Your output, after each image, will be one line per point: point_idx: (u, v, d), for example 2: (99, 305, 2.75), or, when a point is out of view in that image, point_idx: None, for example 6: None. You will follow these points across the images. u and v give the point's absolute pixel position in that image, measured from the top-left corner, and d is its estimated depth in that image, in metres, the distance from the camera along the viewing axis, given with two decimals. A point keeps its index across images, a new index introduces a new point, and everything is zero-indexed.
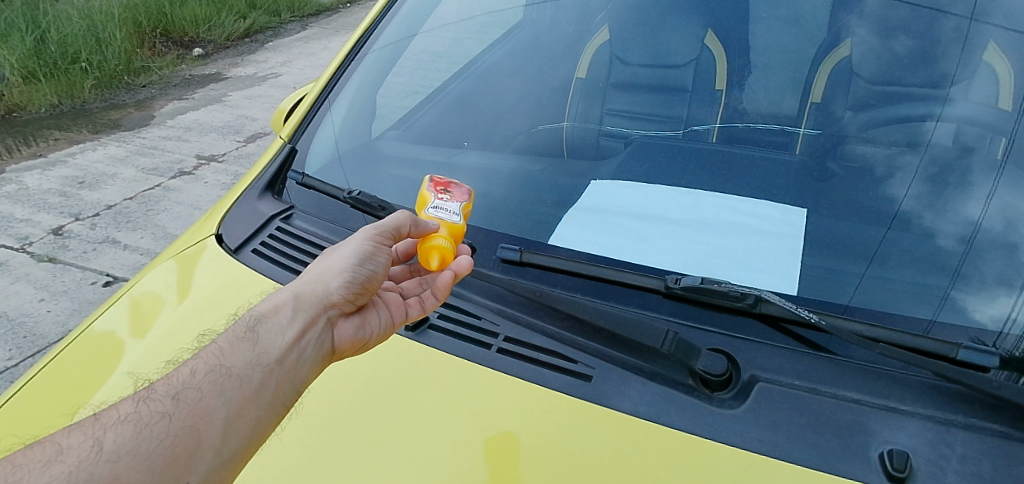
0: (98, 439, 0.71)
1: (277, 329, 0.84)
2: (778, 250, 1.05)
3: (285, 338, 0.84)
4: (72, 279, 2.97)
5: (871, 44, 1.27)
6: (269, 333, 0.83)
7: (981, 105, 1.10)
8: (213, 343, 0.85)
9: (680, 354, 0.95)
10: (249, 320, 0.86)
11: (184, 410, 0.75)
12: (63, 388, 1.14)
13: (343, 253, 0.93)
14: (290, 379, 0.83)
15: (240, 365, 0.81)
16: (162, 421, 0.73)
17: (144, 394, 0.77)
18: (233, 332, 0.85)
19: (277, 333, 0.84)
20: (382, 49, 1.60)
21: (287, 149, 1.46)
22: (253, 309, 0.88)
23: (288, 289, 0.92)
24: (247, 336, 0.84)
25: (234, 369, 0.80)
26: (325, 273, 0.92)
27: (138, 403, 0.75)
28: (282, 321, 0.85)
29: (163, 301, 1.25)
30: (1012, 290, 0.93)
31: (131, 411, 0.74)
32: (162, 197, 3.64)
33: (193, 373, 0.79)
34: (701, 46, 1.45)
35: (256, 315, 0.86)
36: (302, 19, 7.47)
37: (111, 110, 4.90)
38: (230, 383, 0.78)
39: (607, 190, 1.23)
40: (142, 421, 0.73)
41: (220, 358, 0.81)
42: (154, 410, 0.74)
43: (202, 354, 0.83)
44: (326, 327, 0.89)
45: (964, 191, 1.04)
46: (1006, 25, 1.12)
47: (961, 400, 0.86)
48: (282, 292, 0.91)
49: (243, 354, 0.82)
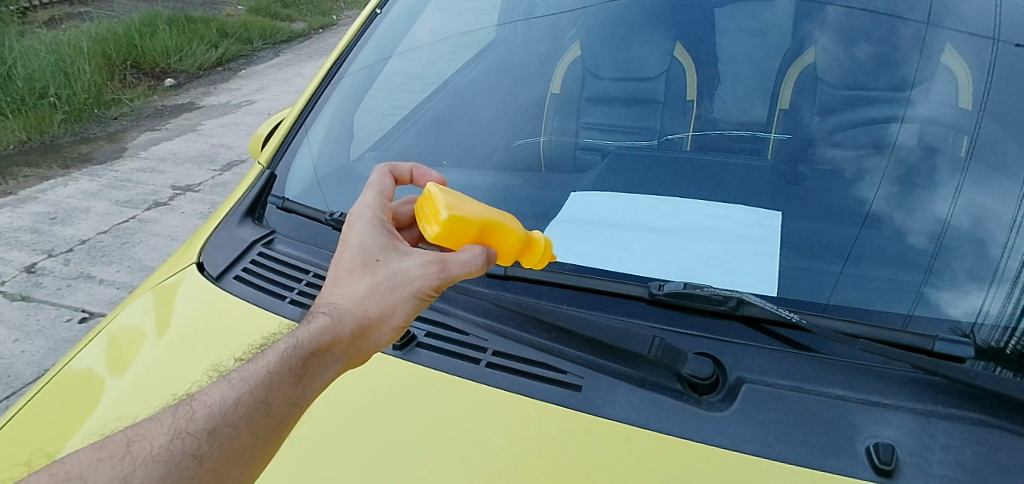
0: (125, 479, 0.69)
1: (321, 366, 0.79)
2: (756, 253, 1.07)
3: (324, 381, 0.79)
4: (46, 318, 2.91)
5: (834, 51, 1.32)
6: (314, 375, 0.78)
7: (941, 105, 1.14)
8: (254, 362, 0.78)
9: (667, 360, 0.96)
10: (298, 350, 0.78)
11: (216, 452, 0.71)
12: (47, 426, 1.12)
13: (405, 303, 0.82)
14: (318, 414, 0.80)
15: (279, 403, 0.75)
16: (192, 462, 0.70)
17: (181, 424, 0.73)
18: (279, 355, 0.78)
19: (319, 375, 0.78)
20: (357, 72, 1.61)
21: (266, 175, 1.45)
22: (304, 329, 0.80)
23: (333, 306, 0.82)
24: (289, 370, 0.77)
25: (274, 408, 0.75)
26: (382, 315, 0.82)
27: (173, 437, 0.72)
28: (328, 363, 0.79)
29: (146, 333, 1.23)
30: (984, 285, 0.96)
31: (164, 447, 0.71)
32: (137, 229, 3.59)
33: (233, 404, 0.74)
34: (671, 58, 1.46)
35: (307, 343, 0.78)
36: (273, 45, 7.44)
37: (81, 144, 4.82)
38: (266, 423, 0.75)
39: (587, 202, 1.25)
40: (172, 461, 0.70)
41: (262, 390, 0.75)
42: (185, 449, 0.71)
43: (247, 377, 0.77)
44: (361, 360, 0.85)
45: (931, 191, 1.08)
46: (961, 28, 1.19)
47: (940, 391, 0.89)
48: (323, 312, 0.81)
49: (284, 389, 0.76)
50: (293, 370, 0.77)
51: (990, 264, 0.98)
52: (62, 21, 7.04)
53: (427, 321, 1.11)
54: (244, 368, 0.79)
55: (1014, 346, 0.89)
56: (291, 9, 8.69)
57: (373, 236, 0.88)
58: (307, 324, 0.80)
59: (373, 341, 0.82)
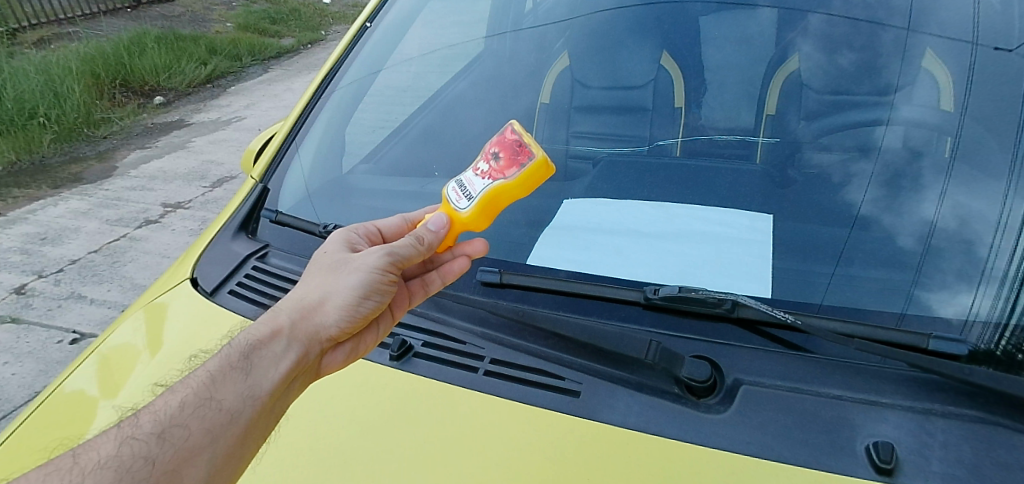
0: None
1: (273, 356, 0.82)
2: (749, 256, 1.09)
3: (277, 370, 0.82)
4: (37, 340, 2.87)
5: (818, 58, 1.34)
6: (262, 363, 0.81)
7: (925, 107, 1.17)
8: (201, 369, 0.82)
9: (664, 364, 0.97)
10: (245, 345, 0.82)
11: (169, 452, 0.74)
12: (42, 446, 1.11)
13: (351, 281, 0.90)
14: (277, 411, 0.82)
15: (230, 398, 0.78)
16: (143, 464, 0.72)
17: (127, 432, 0.75)
18: (227, 355, 0.83)
19: (270, 364, 0.82)
20: (348, 86, 1.61)
21: (259, 189, 1.45)
22: (247, 328, 0.85)
23: (285, 306, 0.89)
24: (238, 365, 0.81)
25: (224, 402, 0.78)
26: (326, 298, 0.89)
27: (120, 444, 0.74)
28: (277, 352, 0.83)
29: (138, 352, 1.22)
30: (974, 284, 0.97)
31: (112, 454, 0.72)
32: (128, 248, 3.56)
33: (180, 405, 0.77)
34: (658, 66, 1.48)
35: (255, 335, 0.83)
36: (263, 61, 7.43)
37: (71, 164, 4.79)
38: (218, 419, 0.77)
39: (580, 209, 1.26)
40: (122, 466, 0.71)
41: (212, 387, 0.79)
42: (134, 453, 0.73)
43: (193, 381, 0.81)
44: (318, 355, 0.88)
45: (918, 193, 1.09)
46: (941, 33, 1.22)
47: (935, 389, 0.89)
48: (274, 313, 0.88)
49: (234, 383, 0.80)
50: (241, 365, 0.81)
51: (979, 264, 0.99)
52: (51, 41, 7.01)
53: (423, 331, 1.11)
54: (191, 376, 0.82)
55: (1004, 347, 0.90)
56: (280, 25, 8.71)
57: (327, 245, 0.98)
58: (251, 324, 0.85)
59: (320, 325, 0.88)
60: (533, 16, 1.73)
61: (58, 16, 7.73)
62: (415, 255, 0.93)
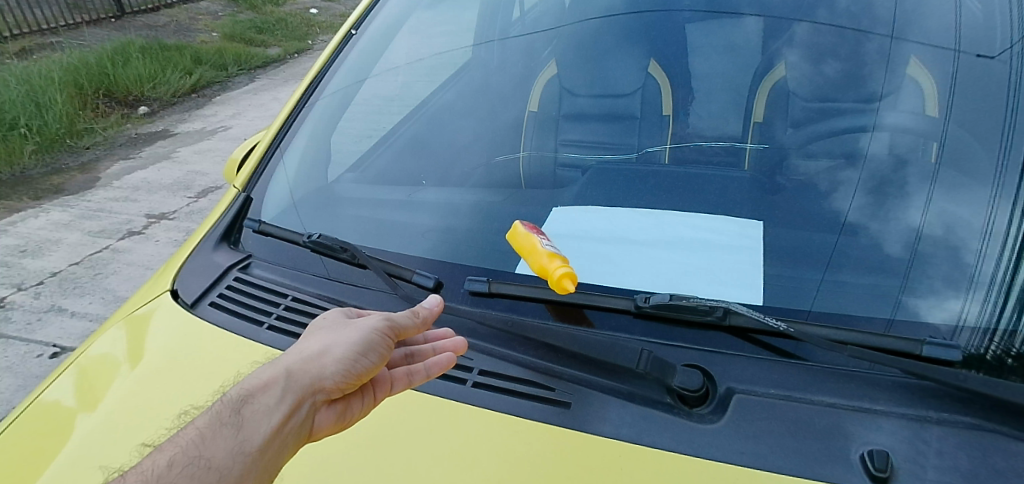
0: None
1: (263, 412, 0.76)
2: (739, 262, 1.08)
3: (268, 423, 0.75)
4: (16, 354, 2.81)
5: (804, 65, 1.35)
6: (254, 416, 0.75)
7: (910, 113, 1.18)
8: (191, 429, 0.78)
9: (656, 373, 0.95)
10: (238, 400, 0.77)
11: None
12: (13, 464, 1.06)
13: (345, 337, 0.85)
14: (268, 473, 0.73)
15: (219, 456, 0.72)
16: None
17: None
18: (218, 412, 0.78)
19: (261, 417, 0.75)
20: (332, 95, 1.58)
21: (242, 198, 1.42)
22: (243, 384, 0.80)
23: (283, 361, 0.83)
24: (230, 421, 0.76)
25: (212, 461, 0.72)
26: (325, 350, 0.83)
27: None
28: (268, 403, 0.77)
29: (117, 365, 1.18)
30: (965, 289, 0.97)
31: None
32: (111, 260, 3.51)
33: (165, 465, 0.72)
34: (646, 74, 1.48)
35: (250, 390, 0.78)
36: (249, 71, 7.38)
37: (53, 175, 4.72)
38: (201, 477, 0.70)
39: (568, 217, 1.25)
40: None
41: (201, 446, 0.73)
42: None
43: (181, 441, 0.76)
44: (313, 411, 0.80)
45: (905, 200, 1.09)
46: (925, 42, 1.23)
47: (929, 396, 0.88)
48: (270, 368, 0.82)
49: (224, 443, 0.74)
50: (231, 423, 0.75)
51: (966, 270, 0.98)
52: (34, 52, 6.94)
53: None
54: (176, 438, 0.78)
55: (993, 352, 0.89)
56: (266, 34, 8.68)
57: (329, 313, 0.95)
58: (245, 382, 0.81)
59: (316, 374, 0.81)
60: (520, 25, 1.73)
61: (41, 26, 7.64)
62: (411, 323, 0.91)
